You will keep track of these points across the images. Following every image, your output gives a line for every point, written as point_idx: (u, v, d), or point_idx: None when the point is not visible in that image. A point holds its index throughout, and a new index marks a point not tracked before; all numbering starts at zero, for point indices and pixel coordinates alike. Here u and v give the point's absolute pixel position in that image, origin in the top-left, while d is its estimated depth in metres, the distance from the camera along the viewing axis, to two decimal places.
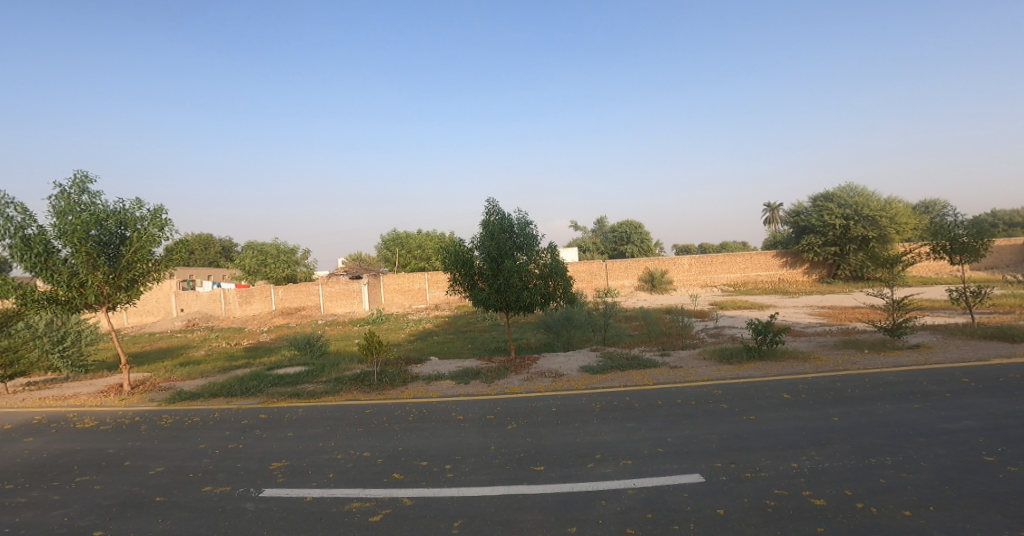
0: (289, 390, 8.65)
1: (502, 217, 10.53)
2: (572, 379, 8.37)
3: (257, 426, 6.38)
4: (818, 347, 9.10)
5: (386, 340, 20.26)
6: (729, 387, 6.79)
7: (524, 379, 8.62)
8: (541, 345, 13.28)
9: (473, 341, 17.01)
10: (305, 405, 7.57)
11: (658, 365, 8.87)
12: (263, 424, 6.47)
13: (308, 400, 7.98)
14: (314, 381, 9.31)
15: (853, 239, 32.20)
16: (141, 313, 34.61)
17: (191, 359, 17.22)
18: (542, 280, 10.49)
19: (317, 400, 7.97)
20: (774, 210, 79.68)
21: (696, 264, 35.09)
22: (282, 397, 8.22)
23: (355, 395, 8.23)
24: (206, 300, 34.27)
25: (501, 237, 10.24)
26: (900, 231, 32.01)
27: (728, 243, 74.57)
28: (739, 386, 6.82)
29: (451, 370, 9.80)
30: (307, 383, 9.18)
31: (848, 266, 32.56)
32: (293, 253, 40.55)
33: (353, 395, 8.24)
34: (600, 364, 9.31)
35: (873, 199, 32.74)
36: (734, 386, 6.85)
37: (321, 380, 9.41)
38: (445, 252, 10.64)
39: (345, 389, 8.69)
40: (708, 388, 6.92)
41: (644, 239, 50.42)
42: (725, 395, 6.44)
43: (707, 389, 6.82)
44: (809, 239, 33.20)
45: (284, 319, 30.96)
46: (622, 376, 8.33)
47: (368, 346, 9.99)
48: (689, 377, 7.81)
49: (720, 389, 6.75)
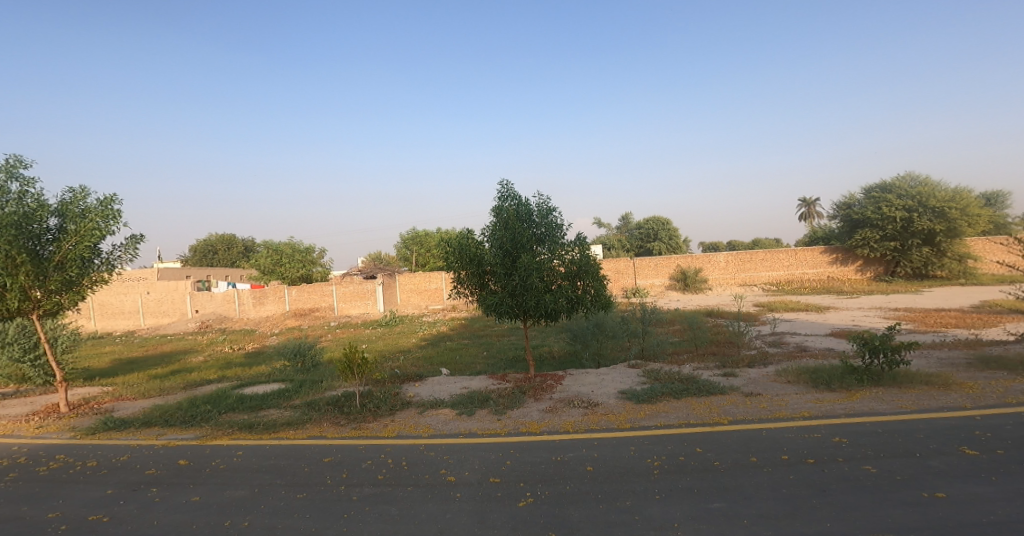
0: (243, 419, 6.75)
1: (518, 202, 8.47)
2: (611, 412, 6.25)
3: (159, 482, 4.50)
4: (950, 369, 6.72)
5: (396, 345, 18.53)
6: (857, 433, 4.58)
7: (546, 410, 6.53)
8: (568, 359, 11.15)
9: (489, 349, 14.94)
10: (250, 445, 5.67)
11: (726, 391, 6.66)
12: (169, 478, 4.59)
13: (259, 436, 6.05)
14: (281, 406, 7.40)
15: (916, 234, 28.82)
16: (156, 314, 33.90)
17: (182, 368, 15.70)
18: (568, 280, 8.32)
19: (271, 436, 6.06)
20: (812, 205, 75.74)
21: (735, 262, 32.29)
22: (229, 428, 6.31)
23: (322, 430, 6.27)
24: (220, 302, 33.33)
25: (516, 226, 8.19)
26: (972, 224, 28.38)
27: (761, 241, 70.63)
28: (872, 431, 4.60)
29: (453, 394, 7.77)
30: (271, 409, 7.27)
31: (908, 263, 29.21)
32: (310, 253, 39.37)
33: (320, 430, 6.31)
34: (647, 388, 7.14)
35: (939, 189, 29.23)
36: (866, 431, 4.63)
37: (290, 404, 7.51)
38: (448, 246, 8.59)
39: (315, 419, 6.75)
40: (822, 432, 4.72)
41: (674, 236, 47.56)
42: (858, 447, 4.25)
43: (822, 435, 4.62)
44: (864, 234, 29.93)
45: (296, 321, 29.68)
46: (681, 408, 6.16)
47: (352, 362, 8.12)
48: (779, 411, 5.61)
49: (844, 436, 4.54)
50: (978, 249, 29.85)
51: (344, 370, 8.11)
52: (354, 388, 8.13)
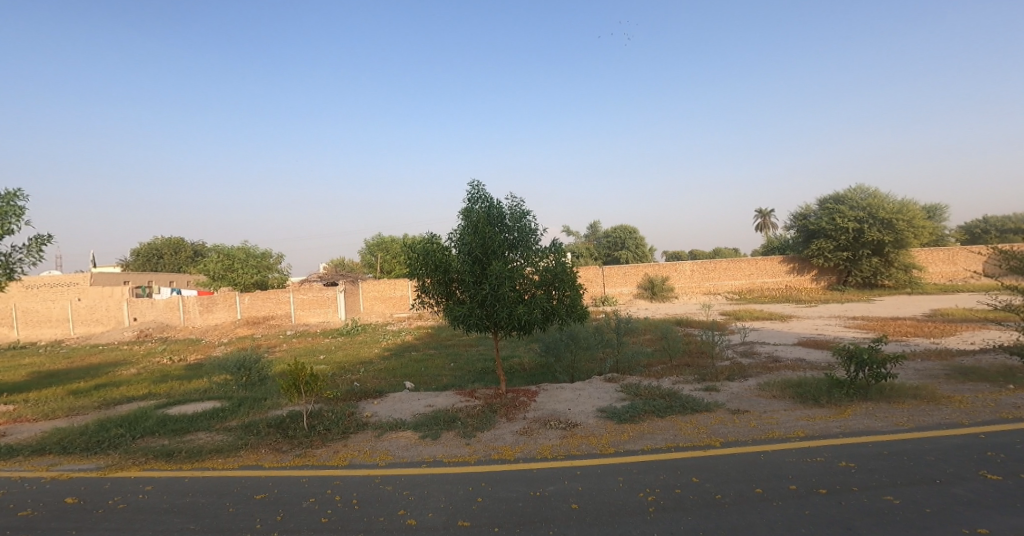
0: (163, 445, 5.81)
1: (489, 205, 7.85)
2: (591, 434, 5.72)
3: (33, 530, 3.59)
4: (933, 381, 6.59)
5: (355, 355, 17.49)
6: (863, 457, 4.24)
7: (520, 432, 5.94)
8: (540, 371, 10.61)
9: (456, 360, 14.19)
10: (165, 479, 4.79)
11: (710, 407, 6.26)
12: (48, 525, 3.69)
13: (178, 467, 5.15)
14: (212, 429, 6.46)
15: (867, 244, 30.07)
16: (89, 322, 31.17)
17: (110, 384, 14.14)
18: (543, 289, 7.74)
19: (193, 467, 5.17)
20: (767, 216, 78.86)
21: (698, 270, 32.77)
22: (142, 457, 5.38)
23: (259, 459, 5.42)
24: (163, 309, 30.98)
25: (487, 230, 7.57)
26: (917, 235, 29.85)
27: (721, 250, 72.60)
28: (878, 454, 4.28)
29: (415, 413, 7.04)
30: (200, 432, 6.33)
31: (860, 272, 30.43)
32: (265, 257, 37.34)
33: (256, 458, 5.46)
34: (627, 405, 6.66)
35: (887, 201, 30.63)
36: (871, 454, 4.29)
37: (223, 426, 6.57)
38: (411, 251, 7.87)
39: (251, 445, 5.87)
40: (825, 455, 4.35)
41: (639, 244, 48.11)
42: (871, 474, 3.89)
43: (827, 460, 4.26)
44: (819, 244, 30.98)
45: (248, 330, 27.91)
46: (666, 428, 5.70)
47: (300, 378, 7.23)
48: (771, 431, 5.23)
49: (850, 460, 4.19)
50: (922, 259, 31.47)
51: (290, 387, 7.22)
52: (301, 407, 7.24)
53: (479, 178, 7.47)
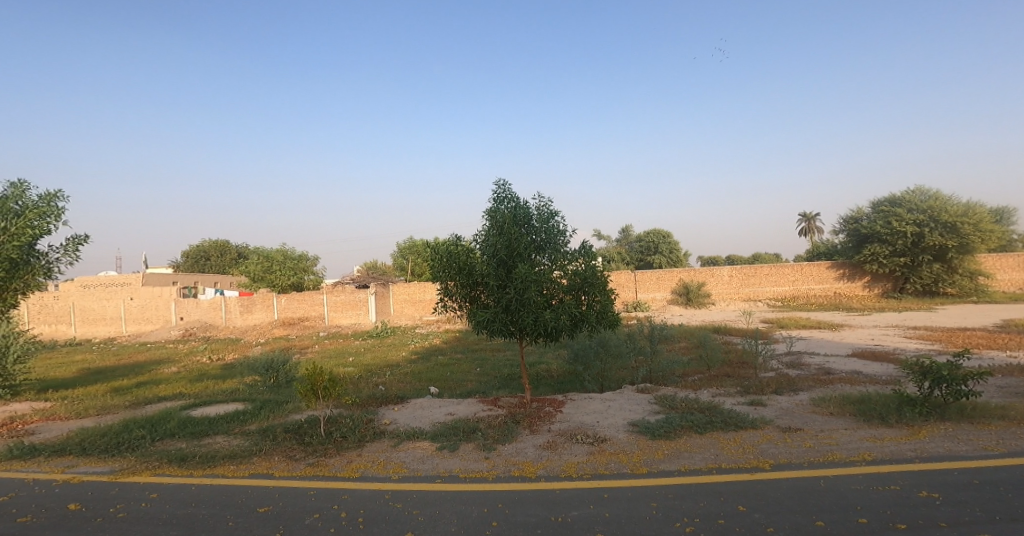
0: (178, 448, 5.68)
1: (515, 206, 7.47)
2: (623, 452, 5.21)
3: None
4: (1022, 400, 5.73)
5: (384, 358, 17.44)
6: (948, 486, 3.58)
7: (544, 447, 5.49)
8: (568, 379, 10.12)
9: (483, 366, 13.83)
10: (171, 486, 4.61)
11: (756, 423, 5.64)
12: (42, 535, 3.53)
13: (188, 474, 4.99)
14: (229, 433, 6.30)
15: (927, 250, 27.94)
16: (138, 321, 32.70)
17: (149, 382, 14.55)
18: (571, 294, 7.26)
19: (202, 474, 4.99)
20: (812, 221, 75.31)
21: (739, 276, 31.35)
22: (155, 462, 5.26)
23: (270, 467, 5.20)
24: (206, 309, 32.14)
25: (513, 231, 7.18)
26: (984, 240, 27.52)
27: (762, 255, 69.69)
28: (967, 482, 3.60)
29: (434, 422, 6.70)
30: (217, 436, 6.19)
31: (918, 279, 28.31)
32: (302, 260, 38.27)
33: (267, 466, 5.24)
34: (662, 419, 6.10)
35: (950, 204, 28.40)
36: (958, 483, 3.62)
37: (240, 430, 6.39)
38: (433, 252, 7.55)
39: (265, 451, 5.67)
40: (900, 483, 3.71)
41: (675, 249, 46.68)
42: (961, 509, 3.25)
43: (903, 488, 3.62)
44: (872, 249, 29.03)
45: (284, 330, 28.53)
46: (707, 446, 5.13)
47: (318, 382, 7.00)
48: (831, 453, 4.60)
49: (933, 490, 3.54)
50: (989, 266, 29.01)
51: (308, 392, 7.00)
52: (319, 411, 7.00)
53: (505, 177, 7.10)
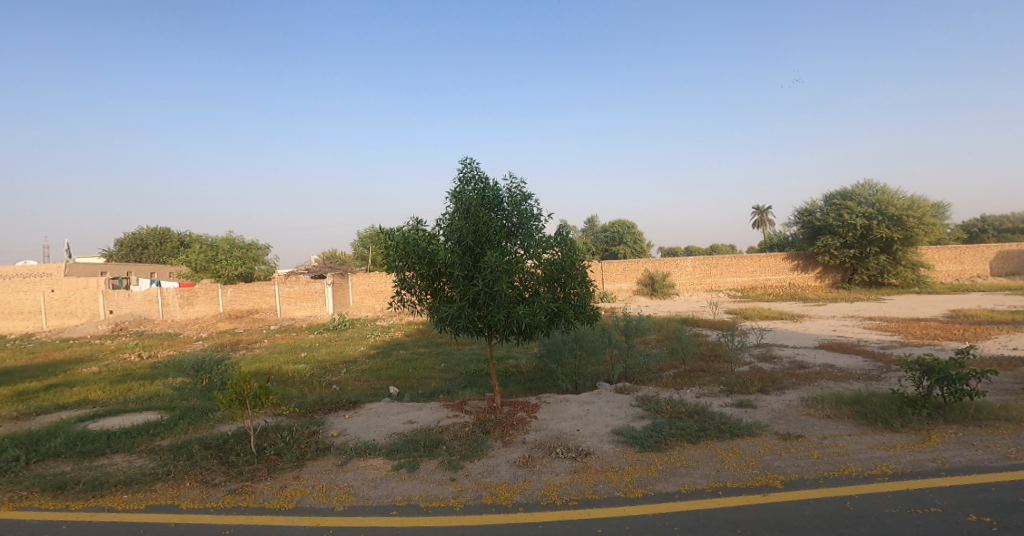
0: (58, 473, 4.65)
1: (484, 187, 6.64)
2: (611, 469, 4.53)
3: None
4: (1017, 398, 5.49)
5: (339, 354, 16.26)
6: (996, 507, 3.12)
7: (520, 465, 4.75)
8: (539, 376, 9.47)
9: (447, 361, 12.96)
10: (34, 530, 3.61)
11: (751, 430, 5.11)
12: None
13: (64, 508, 4.00)
14: (131, 451, 5.26)
15: (875, 242, 29.06)
16: (62, 315, 29.71)
17: (64, 384, 12.88)
18: (547, 286, 6.51)
19: (81, 508, 4.00)
20: (765, 213, 77.99)
21: (700, 267, 31.77)
22: (21, 492, 4.24)
23: (176, 497, 4.24)
24: (141, 301, 29.52)
25: (482, 215, 6.35)
26: (926, 233, 28.85)
27: (718, 246, 71.54)
28: (1015, 502, 3.16)
29: (389, 434, 5.82)
30: (114, 456, 5.14)
31: (866, 270, 29.47)
32: (251, 248, 35.85)
33: (173, 494, 4.29)
34: (648, 427, 5.48)
35: (897, 198, 29.57)
36: (1004, 502, 3.17)
37: (146, 448, 5.34)
38: (388, 239, 6.60)
39: (174, 474, 4.69)
40: (939, 504, 3.24)
41: (637, 239, 47.02)
42: None
43: (946, 511, 3.15)
44: (825, 241, 29.95)
45: (230, 324, 26.55)
46: (704, 460, 4.54)
47: (245, 390, 5.71)
48: (844, 466, 4.10)
49: (980, 512, 3.09)
50: (929, 258, 30.56)
51: (232, 400, 5.68)
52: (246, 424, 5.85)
53: (473, 154, 6.24)
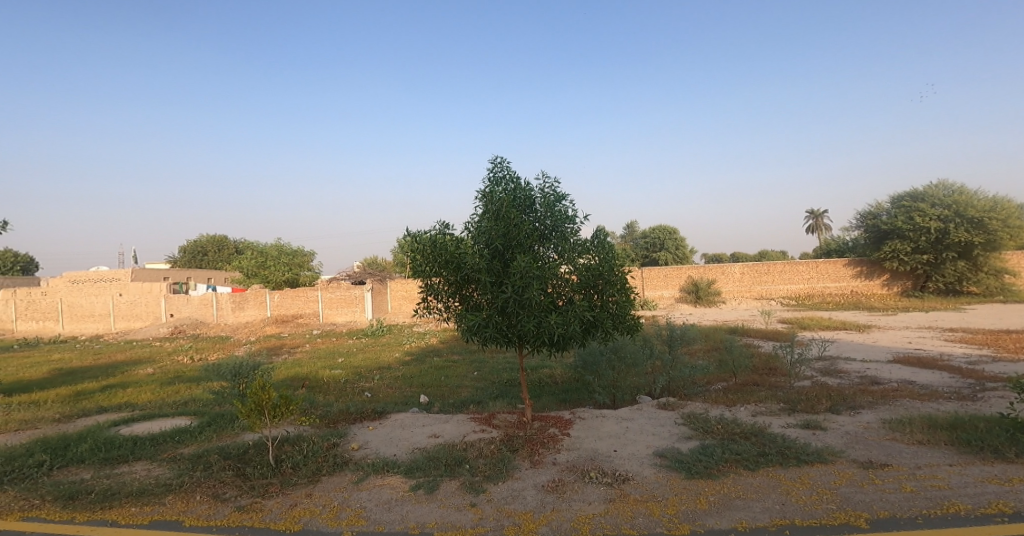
0: (76, 481, 4.55)
1: (516, 188, 6.22)
2: (655, 499, 3.94)
3: None
4: None
5: (375, 359, 16.25)
6: None
7: (550, 490, 4.24)
8: (576, 388, 8.90)
9: (480, 369, 12.59)
10: None
11: (822, 456, 4.38)
12: None
13: (70, 521, 3.84)
14: (152, 459, 5.13)
15: (951, 246, 26.46)
16: (128, 318, 31.72)
17: (118, 385, 13.46)
18: (582, 293, 5.99)
19: (86, 523, 3.83)
20: (819, 217, 73.67)
21: (750, 273, 30.07)
22: (34, 501, 4.14)
23: (184, 512, 4.02)
24: (197, 306, 31.03)
25: (513, 217, 5.92)
26: (1012, 236, 25.99)
27: (769, 252, 67.98)
28: None
29: (410, 450, 5.44)
30: (135, 464, 5.03)
31: (941, 277, 26.88)
32: (298, 255, 37.06)
33: (180, 510, 4.07)
34: (697, 451, 4.83)
35: (977, 198, 26.84)
36: None
37: (167, 456, 5.21)
38: (413, 243, 6.26)
39: (186, 486, 4.49)
40: None
41: (681, 245, 45.31)
42: None
43: None
44: (892, 246, 27.56)
45: (276, 328, 27.40)
46: (767, 490, 3.88)
47: (263, 400, 5.43)
48: (948, 503, 3.36)
49: None
50: (1016, 264, 27.55)
51: (251, 411, 5.40)
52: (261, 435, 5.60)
53: (503, 152, 5.83)
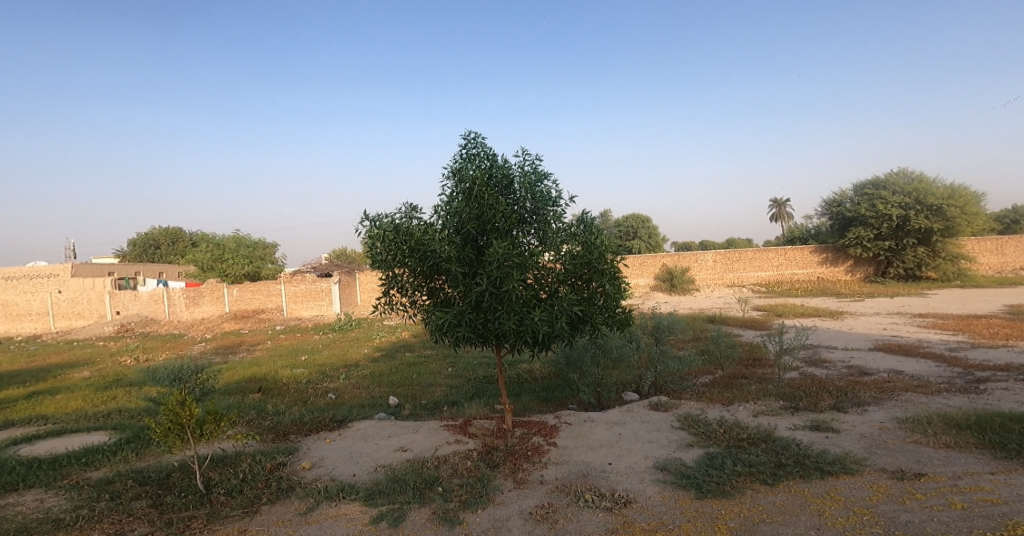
0: None
1: (492, 166, 5.45)
2: (668, 528, 3.32)
3: None
4: None
5: (341, 356, 15.24)
6: None
7: (540, 519, 3.56)
8: (557, 386, 8.28)
9: (454, 365, 11.84)
10: None
11: (847, 465, 3.87)
12: None
13: None
14: (47, 487, 4.19)
15: (912, 233, 27.18)
16: (70, 316, 29.40)
17: (48, 391, 12.08)
18: (568, 284, 5.30)
19: None
20: (783, 206, 75.72)
21: (722, 261, 30.32)
22: None
23: None
24: (147, 302, 28.98)
25: (489, 198, 5.16)
26: (968, 223, 26.89)
27: (736, 241, 69.26)
28: None
29: (372, 469, 4.66)
30: (25, 494, 4.09)
31: (901, 263, 27.64)
32: (258, 247, 35.10)
33: None
34: (703, 462, 4.26)
35: (936, 186, 27.61)
36: None
37: (68, 483, 4.27)
38: (373, 228, 5.43)
39: (83, 522, 3.59)
40: None
41: (652, 234, 45.49)
42: None
43: None
44: (857, 232, 28.15)
45: (235, 324, 25.83)
46: (796, 511, 3.32)
47: (184, 418, 4.23)
48: (1012, 523, 2.87)
49: None
50: (970, 249, 28.60)
51: (168, 433, 4.18)
52: (179, 457, 4.66)
53: (478, 123, 5.06)
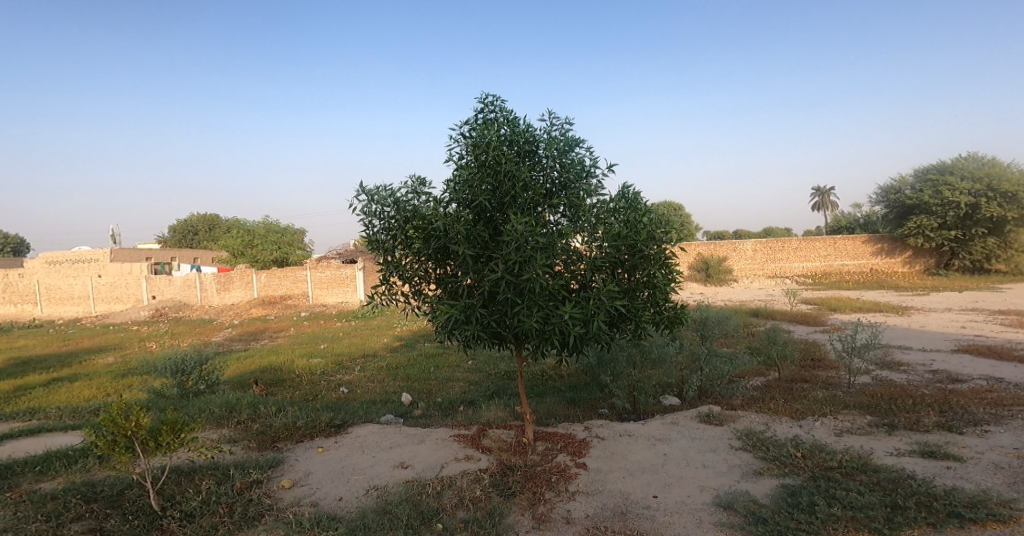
0: None
1: (514, 133, 4.47)
2: None
3: None
4: None
5: (361, 345, 14.74)
6: None
7: None
8: (586, 386, 7.35)
9: (475, 358, 11.07)
10: None
11: (996, 510, 2.84)
12: None
13: None
14: None
15: (982, 222, 24.65)
16: (109, 300, 30.24)
17: (68, 377, 11.98)
18: (605, 275, 4.30)
19: None
20: (825, 195, 71.72)
21: (763, 250, 28.73)
22: None
23: None
24: (180, 287, 29.48)
25: (508, 169, 4.21)
26: None
27: (774, 230, 65.84)
28: None
29: (362, 495, 3.84)
30: None
31: (968, 255, 25.17)
32: (286, 233, 35.22)
33: None
34: (783, 498, 3.26)
35: (1012, 170, 24.91)
36: None
37: (10, 497, 3.64)
38: (370, 206, 4.55)
39: None
40: None
41: (687, 222, 43.61)
42: None
43: None
44: (918, 221, 25.79)
45: (263, 310, 25.91)
46: None
47: (131, 430, 3.32)
48: None
49: None
50: None
51: (113, 446, 3.28)
52: (137, 472, 3.93)
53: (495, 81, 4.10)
